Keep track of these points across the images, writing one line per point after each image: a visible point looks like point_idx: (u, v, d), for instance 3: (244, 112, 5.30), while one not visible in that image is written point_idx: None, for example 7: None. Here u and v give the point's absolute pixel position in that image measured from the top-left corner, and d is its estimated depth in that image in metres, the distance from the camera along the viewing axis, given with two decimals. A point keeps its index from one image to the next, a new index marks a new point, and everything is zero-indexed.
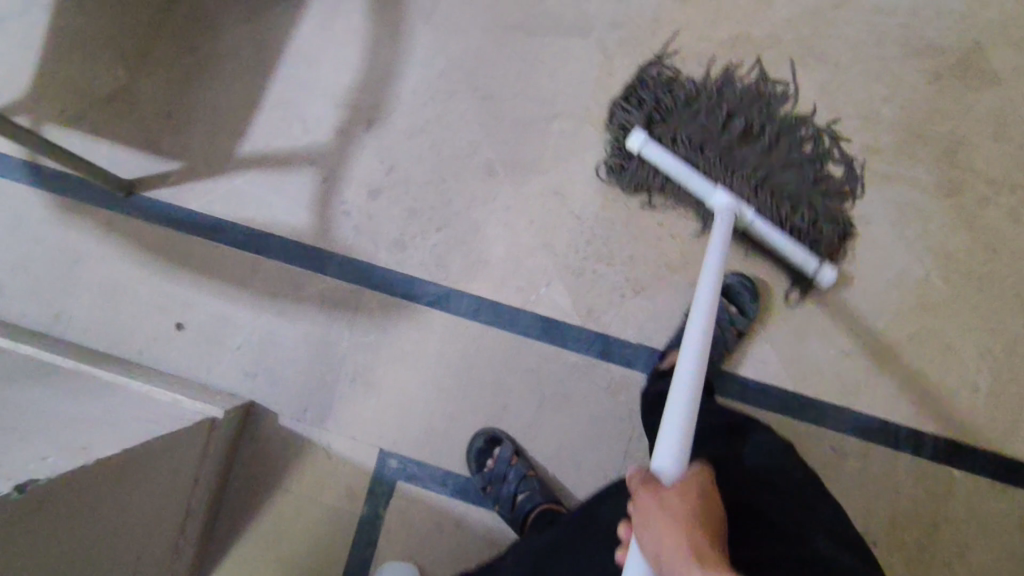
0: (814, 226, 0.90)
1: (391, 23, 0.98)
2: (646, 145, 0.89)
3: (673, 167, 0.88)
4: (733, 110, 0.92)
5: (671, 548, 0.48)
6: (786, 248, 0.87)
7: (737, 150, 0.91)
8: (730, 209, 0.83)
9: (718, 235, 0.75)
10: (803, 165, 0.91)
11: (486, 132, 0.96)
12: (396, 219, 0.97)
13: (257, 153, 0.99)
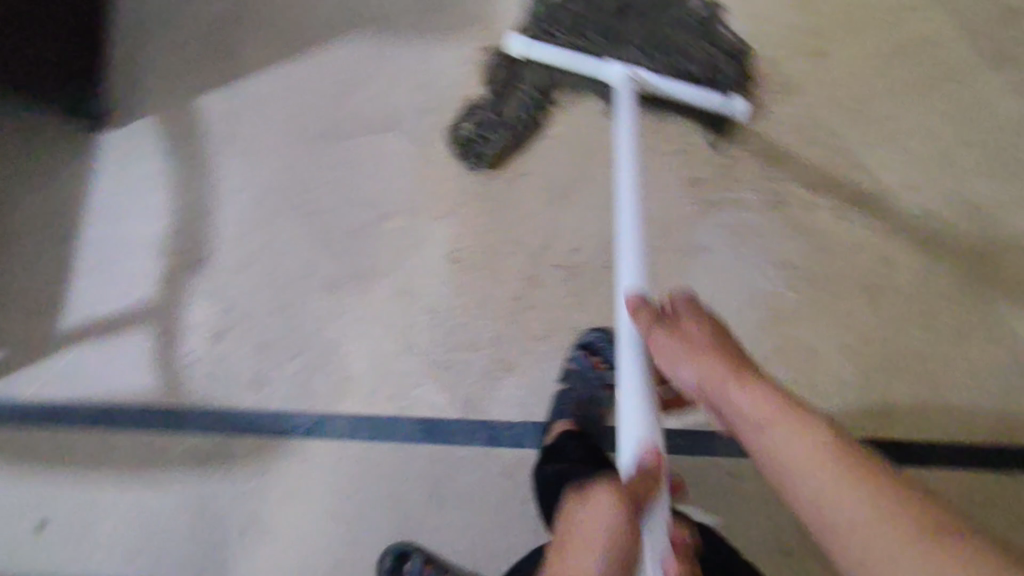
0: (714, 70, 0.91)
1: (192, 157, 0.93)
2: (528, 46, 0.90)
3: (564, 60, 0.90)
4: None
5: (721, 380, 0.54)
6: (695, 96, 0.89)
7: (620, 23, 0.91)
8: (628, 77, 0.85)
9: (623, 116, 0.79)
10: (688, 23, 0.92)
11: (317, 248, 0.92)
12: (245, 358, 0.92)
13: (81, 324, 0.92)
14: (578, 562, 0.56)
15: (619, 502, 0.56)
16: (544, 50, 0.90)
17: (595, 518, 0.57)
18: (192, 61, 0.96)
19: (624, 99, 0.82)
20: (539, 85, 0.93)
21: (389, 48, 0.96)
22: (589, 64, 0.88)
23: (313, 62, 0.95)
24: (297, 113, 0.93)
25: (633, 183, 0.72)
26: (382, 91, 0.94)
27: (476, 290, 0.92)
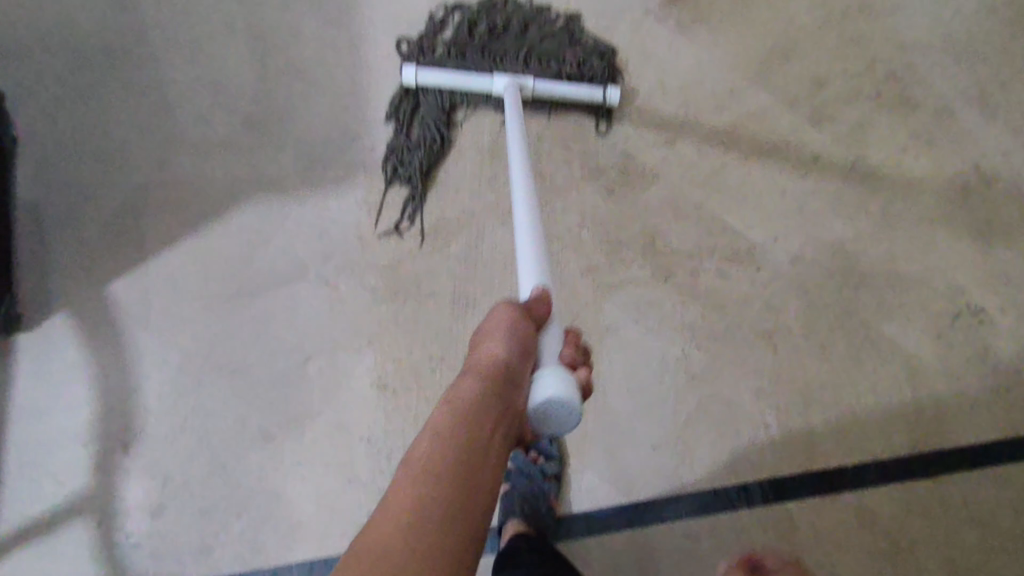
0: (587, 68, 1.04)
1: (111, 341, 0.96)
2: (418, 74, 0.97)
3: (450, 80, 0.98)
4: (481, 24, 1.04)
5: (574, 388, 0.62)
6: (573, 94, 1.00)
7: (494, 43, 1.02)
8: (513, 84, 0.95)
9: (510, 117, 0.90)
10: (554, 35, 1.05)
11: (248, 402, 0.95)
12: (190, 527, 0.91)
13: (14, 530, 0.90)
14: (486, 345, 0.58)
15: (522, 311, 0.62)
16: (434, 75, 0.98)
17: (492, 324, 0.60)
18: (97, 249, 0.98)
19: (508, 109, 0.92)
20: (438, 105, 1.02)
21: (288, 199, 1.01)
22: (477, 81, 0.97)
23: (217, 227, 1.00)
24: (209, 279, 0.98)
25: (524, 182, 0.80)
26: (286, 241, 1.00)
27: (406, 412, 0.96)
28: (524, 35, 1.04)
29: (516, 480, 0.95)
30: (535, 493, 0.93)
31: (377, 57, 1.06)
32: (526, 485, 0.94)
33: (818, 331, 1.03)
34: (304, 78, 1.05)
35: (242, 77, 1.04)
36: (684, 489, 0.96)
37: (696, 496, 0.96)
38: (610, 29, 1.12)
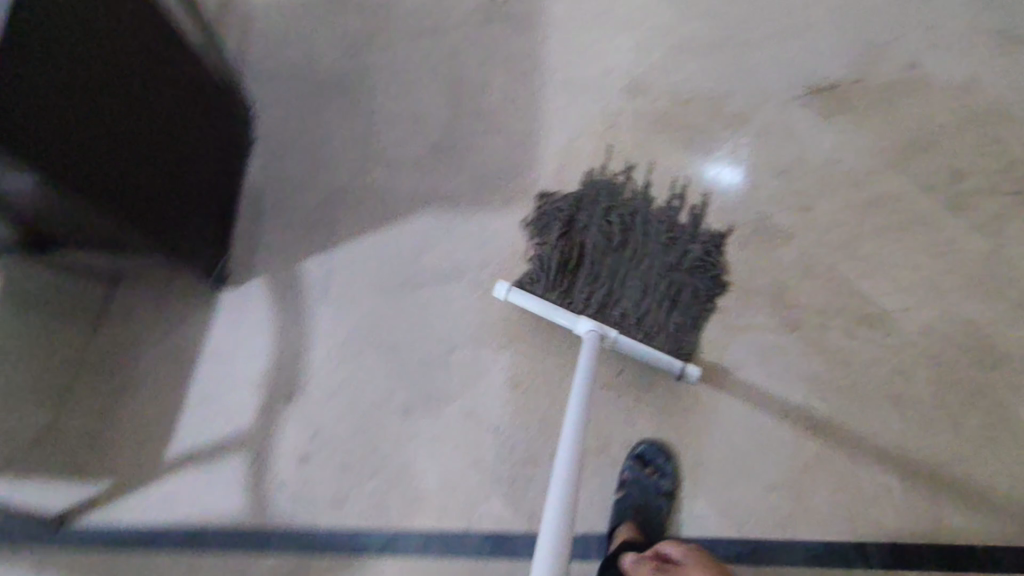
0: (682, 320, 1.08)
1: (292, 309, 1.12)
2: (508, 292, 1.02)
3: (539, 310, 1.02)
4: (597, 243, 1.12)
5: None
6: (652, 355, 1.00)
7: (603, 274, 1.09)
8: (593, 334, 0.93)
9: (578, 379, 0.85)
10: (670, 267, 1.10)
11: (395, 378, 1.07)
12: (328, 479, 1.02)
13: (187, 452, 1.04)
14: None
15: None
16: (524, 300, 1.03)
17: None
18: (297, 233, 1.17)
19: (581, 366, 0.88)
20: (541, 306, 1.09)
21: (456, 214, 1.17)
22: (562, 319, 0.98)
23: (394, 229, 1.16)
24: (380, 269, 1.14)
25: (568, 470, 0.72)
26: (449, 248, 1.15)
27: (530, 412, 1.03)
28: (624, 272, 1.10)
29: (629, 488, 0.99)
30: (647, 506, 0.98)
31: (548, 110, 1.24)
32: (639, 496, 0.98)
33: (952, 405, 1.01)
34: (485, 121, 1.23)
35: (435, 114, 1.24)
36: (794, 537, 0.96)
37: (806, 545, 0.95)
38: (760, 104, 1.23)
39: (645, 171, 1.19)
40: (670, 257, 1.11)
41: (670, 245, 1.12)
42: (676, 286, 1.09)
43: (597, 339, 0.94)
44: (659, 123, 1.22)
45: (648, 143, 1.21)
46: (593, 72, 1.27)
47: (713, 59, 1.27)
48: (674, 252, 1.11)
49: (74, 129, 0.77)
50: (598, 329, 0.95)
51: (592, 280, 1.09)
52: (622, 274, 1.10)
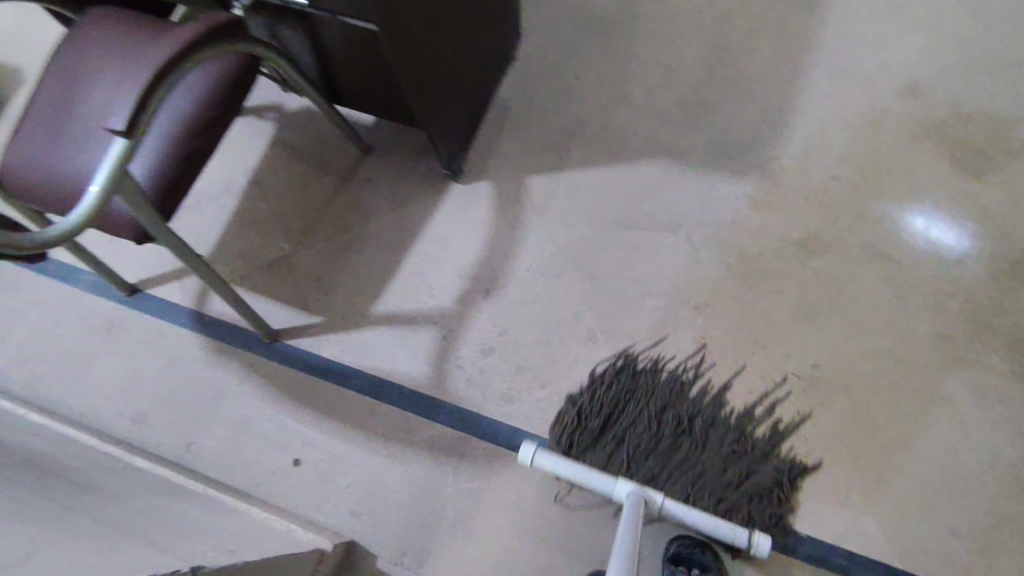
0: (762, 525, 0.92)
1: (511, 216, 1.19)
2: (536, 457, 0.92)
3: (568, 472, 0.92)
4: (641, 433, 0.99)
5: None
6: (706, 524, 0.88)
7: (670, 458, 0.97)
8: (635, 495, 0.86)
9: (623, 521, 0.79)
10: (728, 469, 0.96)
11: (589, 304, 1.11)
12: (504, 375, 1.08)
13: (389, 312, 1.15)
14: None
15: None
16: (555, 462, 0.92)
17: None
18: (531, 150, 1.23)
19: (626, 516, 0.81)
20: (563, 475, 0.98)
21: (686, 170, 1.17)
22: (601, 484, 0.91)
23: (622, 169, 1.19)
24: (600, 203, 1.17)
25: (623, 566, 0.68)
26: (671, 200, 1.16)
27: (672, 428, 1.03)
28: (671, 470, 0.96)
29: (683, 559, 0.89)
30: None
31: (809, 93, 1.20)
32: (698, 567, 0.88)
33: None
34: (739, 89, 1.22)
35: (690, 71, 1.25)
36: None
37: None
38: None
39: (823, 274, 1.07)
40: (739, 454, 0.97)
41: (738, 444, 0.97)
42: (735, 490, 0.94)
43: (637, 500, 0.86)
44: (927, 132, 1.14)
45: (909, 149, 1.13)
46: (868, 65, 1.20)
47: (1011, 80, 1.15)
48: (735, 467, 0.96)
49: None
50: (641, 492, 0.88)
51: (653, 462, 0.97)
52: (672, 468, 0.97)
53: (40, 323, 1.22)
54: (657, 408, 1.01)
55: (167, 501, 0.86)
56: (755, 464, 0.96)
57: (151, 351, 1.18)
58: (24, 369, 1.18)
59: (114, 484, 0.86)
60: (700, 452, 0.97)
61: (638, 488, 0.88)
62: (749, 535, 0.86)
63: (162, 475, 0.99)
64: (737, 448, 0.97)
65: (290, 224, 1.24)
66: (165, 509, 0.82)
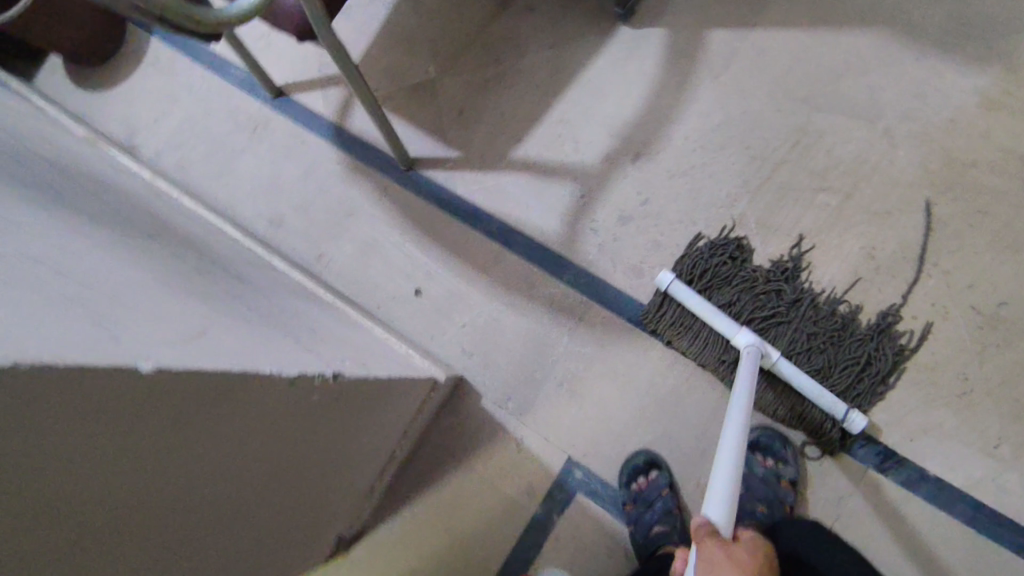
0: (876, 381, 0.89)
1: (681, 73, 1.06)
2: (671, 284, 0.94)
3: (697, 308, 0.93)
4: (766, 304, 0.94)
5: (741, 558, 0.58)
6: (814, 390, 0.87)
7: (802, 352, 0.91)
8: (755, 347, 0.86)
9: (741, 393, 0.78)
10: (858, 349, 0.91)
11: (748, 189, 1.00)
12: (639, 248, 1.02)
13: (529, 159, 1.09)
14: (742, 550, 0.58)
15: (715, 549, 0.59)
16: (688, 294, 0.93)
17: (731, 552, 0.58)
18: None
19: (743, 376, 0.81)
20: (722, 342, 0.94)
21: (905, 51, 0.98)
22: (722, 323, 0.91)
23: (825, 37, 1.01)
24: (788, 73, 1.01)
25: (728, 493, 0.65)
26: (877, 82, 0.98)
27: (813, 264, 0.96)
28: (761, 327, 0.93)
29: (751, 481, 0.92)
30: (772, 502, 0.90)
31: None
32: (763, 490, 0.90)
33: None
34: None
35: None
36: None
37: None
38: None
39: None
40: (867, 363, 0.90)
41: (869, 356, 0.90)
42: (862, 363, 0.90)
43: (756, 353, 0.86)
44: None
45: None
46: None
47: None
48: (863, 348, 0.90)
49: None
50: (760, 345, 0.87)
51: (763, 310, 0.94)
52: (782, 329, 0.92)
53: (194, 112, 1.25)
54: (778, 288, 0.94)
55: (302, 303, 0.89)
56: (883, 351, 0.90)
57: (292, 157, 1.19)
58: (176, 154, 1.23)
59: (257, 277, 0.89)
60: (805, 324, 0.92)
61: (757, 339, 0.88)
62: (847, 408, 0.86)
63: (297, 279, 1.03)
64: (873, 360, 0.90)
65: (439, 47, 1.16)
66: (300, 307, 0.86)
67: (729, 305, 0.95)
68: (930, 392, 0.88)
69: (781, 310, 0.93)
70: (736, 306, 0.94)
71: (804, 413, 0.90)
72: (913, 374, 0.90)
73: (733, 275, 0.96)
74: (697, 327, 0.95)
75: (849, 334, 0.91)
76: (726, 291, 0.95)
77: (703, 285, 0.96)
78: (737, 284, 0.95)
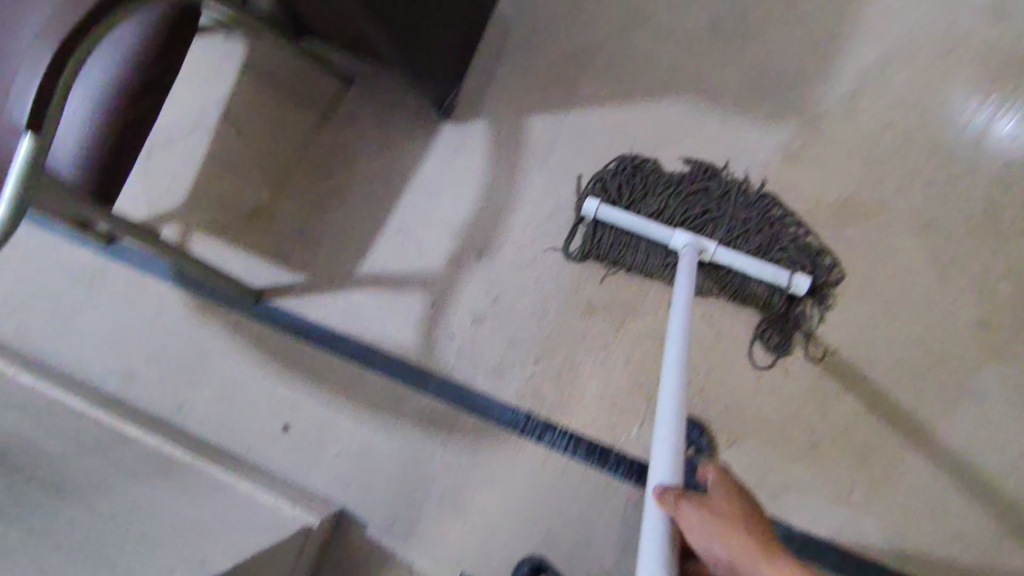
0: (809, 252, 0.92)
1: (507, 165, 1.06)
2: (599, 211, 0.96)
3: (630, 223, 0.95)
4: (690, 208, 0.96)
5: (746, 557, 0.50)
6: (756, 267, 0.90)
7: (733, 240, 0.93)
8: (690, 247, 0.89)
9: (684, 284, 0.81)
10: (780, 227, 0.94)
11: (589, 274, 1.01)
12: (495, 347, 1.02)
13: (376, 273, 1.07)
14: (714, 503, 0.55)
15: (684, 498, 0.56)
16: (616, 217, 0.96)
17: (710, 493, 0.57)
18: (533, 84, 1.06)
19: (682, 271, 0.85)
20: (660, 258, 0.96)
21: (712, 115, 1.00)
22: (657, 231, 0.93)
23: (638, 111, 1.03)
24: (608, 152, 1.03)
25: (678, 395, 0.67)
26: (691, 151, 1.00)
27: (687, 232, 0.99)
28: (691, 222, 0.95)
29: None
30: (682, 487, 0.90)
31: (875, 14, 0.98)
32: None
33: None
34: (788, 8, 1.00)
35: None
36: None
37: None
38: None
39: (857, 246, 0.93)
40: (793, 236, 0.93)
41: (792, 231, 0.94)
42: (789, 239, 0.93)
43: (692, 253, 0.89)
44: (1010, 66, 0.93)
45: (985, 91, 0.93)
46: None
47: None
48: (787, 234, 0.93)
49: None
50: (696, 242, 0.90)
51: (689, 214, 0.95)
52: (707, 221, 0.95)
53: (26, 272, 1.18)
54: (699, 187, 0.97)
55: (144, 487, 0.84)
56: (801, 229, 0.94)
57: (136, 305, 1.14)
58: (12, 322, 1.16)
59: (89, 467, 0.84)
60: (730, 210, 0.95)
61: (692, 238, 0.91)
62: (789, 275, 0.90)
63: (152, 445, 0.98)
64: (798, 234, 0.94)
65: (268, 168, 1.13)
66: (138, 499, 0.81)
67: (656, 211, 0.97)
68: (785, 449, 0.91)
69: (711, 207, 0.95)
70: (664, 213, 0.96)
71: (751, 294, 0.93)
72: (769, 435, 0.92)
73: (652, 185, 0.98)
74: (634, 239, 0.98)
75: (769, 209, 0.94)
76: (650, 204, 0.97)
77: (626, 202, 0.98)
78: (660, 195, 0.97)
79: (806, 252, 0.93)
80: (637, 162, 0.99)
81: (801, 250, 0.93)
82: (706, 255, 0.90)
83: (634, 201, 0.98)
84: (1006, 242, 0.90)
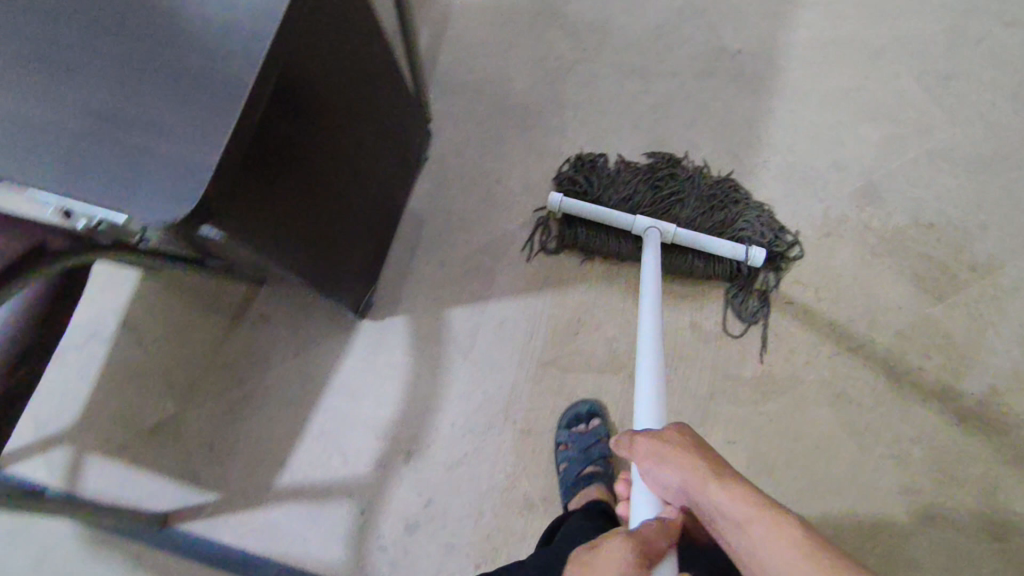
0: (767, 223, 1.02)
1: (431, 356, 1.04)
2: (564, 202, 1.00)
3: (595, 213, 1.00)
4: (657, 190, 1.04)
5: (694, 476, 0.53)
6: (713, 244, 0.97)
7: (699, 215, 1.02)
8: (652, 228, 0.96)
9: (650, 263, 0.89)
10: (739, 201, 1.04)
11: (523, 467, 0.99)
12: (433, 558, 0.96)
13: (297, 484, 1.00)
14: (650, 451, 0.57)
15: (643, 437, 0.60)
16: (580, 206, 1.00)
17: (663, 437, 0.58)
18: (452, 275, 1.08)
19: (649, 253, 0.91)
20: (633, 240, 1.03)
21: (627, 300, 1.05)
22: (622, 216, 0.98)
23: (554, 298, 1.06)
24: (532, 337, 1.04)
25: (654, 332, 0.78)
26: (612, 335, 1.03)
27: (625, 372, 1.02)
28: (661, 199, 1.04)
29: None
30: None
31: (761, 198, 1.06)
32: None
33: None
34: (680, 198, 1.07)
35: None
36: None
37: None
38: (1017, 248, 1.01)
39: (777, 420, 0.97)
40: (751, 209, 1.03)
41: (750, 204, 1.04)
42: (748, 213, 1.03)
43: (655, 235, 0.95)
44: (883, 245, 1.03)
45: (867, 267, 1.02)
46: (821, 163, 1.07)
47: (977, 182, 1.04)
48: (745, 208, 1.04)
49: (281, 168, 0.70)
50: (657, 225, 0.97)
51: (657, 197, 1.04)
52: (674, 202, 1.03)
53: None
54: (663, 171, 1.06)
55: None
56: (757, 204, 1.04)
57: (15, 546, 1.00)
58: None
59: None
60: (693, 189, 1.04)
61: (653, 221, 0.97)
62: (746, 248, 0.97)
63: None
64: (754, 207, 1.04)
65: (173, 377, 1.06)
66: None
67: (628, 193, 1.04)
68: None
69: (675, 188, 1.04)
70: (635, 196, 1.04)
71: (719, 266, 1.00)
72: None
73: (620, 174, 1.06)
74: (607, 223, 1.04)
75: (727, 189, 1.05)
76: (621, 189, 1.05)
77: (597, 190, 1.05)
78: (629, 182, 1.05)
79: (766, 221, 1.02)
80: (602, 155, 1.08)
81: (761, 222, 1.02)
82: (668, 237, 0.96)
83: (606, 188, 1.05)
84: (909, 408, 0.96)
